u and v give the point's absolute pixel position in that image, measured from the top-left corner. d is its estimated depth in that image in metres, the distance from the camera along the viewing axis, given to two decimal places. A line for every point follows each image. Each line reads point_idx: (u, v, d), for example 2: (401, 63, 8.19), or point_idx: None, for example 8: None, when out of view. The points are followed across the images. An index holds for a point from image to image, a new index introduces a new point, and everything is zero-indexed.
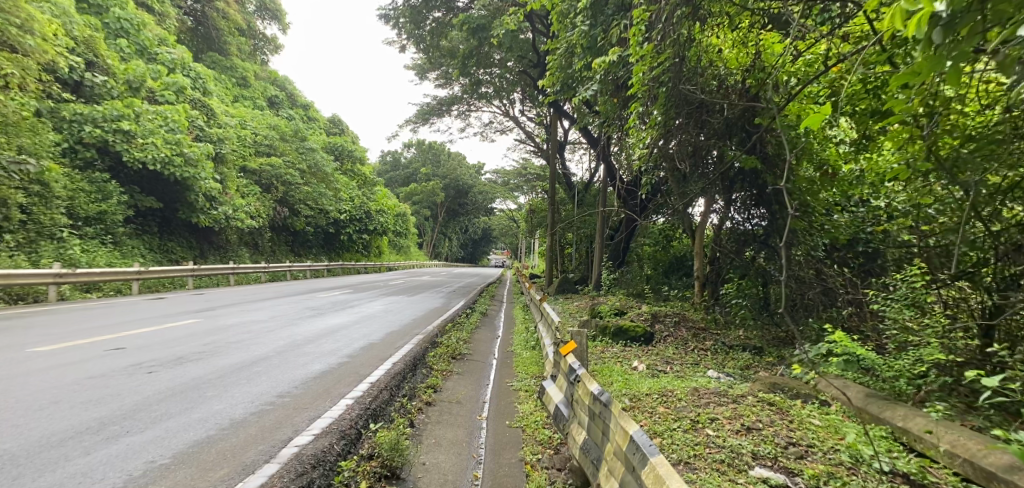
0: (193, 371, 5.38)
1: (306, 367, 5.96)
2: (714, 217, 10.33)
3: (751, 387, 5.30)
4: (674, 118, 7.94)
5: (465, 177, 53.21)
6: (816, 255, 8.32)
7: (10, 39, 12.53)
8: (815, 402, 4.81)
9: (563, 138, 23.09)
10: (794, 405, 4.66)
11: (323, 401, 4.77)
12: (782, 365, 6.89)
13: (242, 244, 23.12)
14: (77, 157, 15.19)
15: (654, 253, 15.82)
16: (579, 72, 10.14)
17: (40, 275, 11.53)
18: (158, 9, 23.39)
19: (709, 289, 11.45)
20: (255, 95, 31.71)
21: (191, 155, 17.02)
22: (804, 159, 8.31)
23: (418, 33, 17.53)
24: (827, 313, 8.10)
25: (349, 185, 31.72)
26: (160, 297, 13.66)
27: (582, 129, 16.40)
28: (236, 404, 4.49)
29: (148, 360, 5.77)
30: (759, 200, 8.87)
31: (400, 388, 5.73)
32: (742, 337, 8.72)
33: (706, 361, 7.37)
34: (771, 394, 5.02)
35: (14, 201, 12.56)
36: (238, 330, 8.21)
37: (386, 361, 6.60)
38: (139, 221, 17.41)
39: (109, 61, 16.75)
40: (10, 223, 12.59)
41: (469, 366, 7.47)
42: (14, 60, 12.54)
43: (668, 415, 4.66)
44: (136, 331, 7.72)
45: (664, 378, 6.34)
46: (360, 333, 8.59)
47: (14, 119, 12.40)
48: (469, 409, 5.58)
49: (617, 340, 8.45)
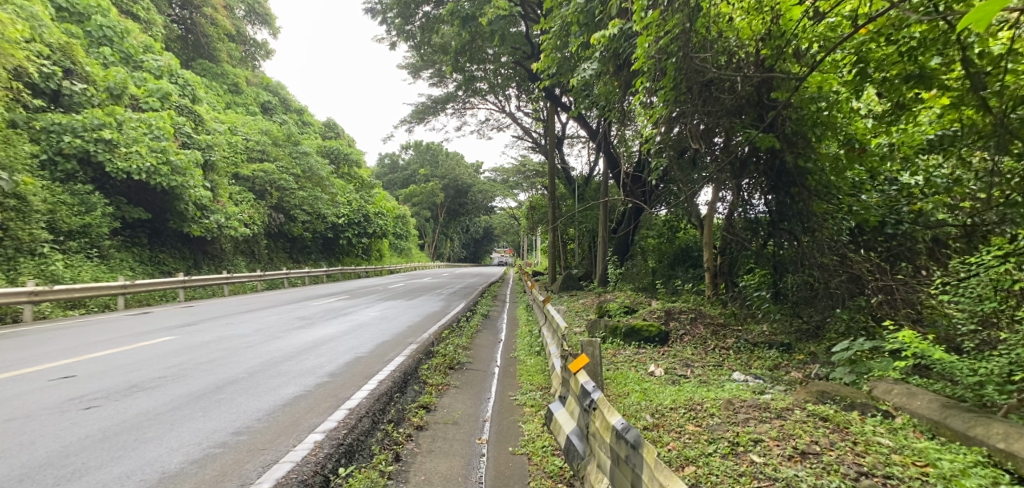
0: (137, 405, 4.80)
1: (276, 392, 5.31)
2: (723, 206, 9.51)
3: (792, 398, 4.47)
4: (682, 93, 7.20)
5: (464, 176, 52.41)
6: (842, 238, 7.60)
7: None
8: (875, 413, 4.00)
9: (562, 132, 22.31)
10: (852, 419, 3.87)
11: (286, 439, 4.13)
12: (816, 364, 6.14)
13: (238, 253, 22.39)
14: (56, 168, 14.50)
15: (660, 245, 15.10)
16: (578, 53, 9.38)
17: (15, 293, 10.76)
18: (143, 16, 22.64)
19: (722, 282, 10.60)
20: (248, 101, 30.93)
21: (177, 163, 16.22)
22: (827, 136, 7.49)
23: (409, 28, 16.72)
24: (854, 303, 7.36)
25: (346, 188, 30.92)
26: (146, 312, 12.97)
27: (579, 118, 15.67)
28: (173, 450, 3.85)
29: (91, 394, 5.17)
30: (773, 184, 8.07)
31: (386, 411, 5.02)
32: (767, 332, 7.94)
33: (730, 361, 6.63)
34: (817, 405, 4.22)
35: None
36: (215, 347, 7.61)
37: (372, 379, 5.90)
38: (128, 233, 16.71)
39: (88, 68, 15.94)
40: None
41: (469, 377, 6.77)
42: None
43: (701, 435, 3.91)
44: (99, 353, 7.16)
45: (687, 385, 5.62)
46: (349, 345, 7.90)
47: None
48: (467, 431, 4.86)
49: (630, 341, 7.71)
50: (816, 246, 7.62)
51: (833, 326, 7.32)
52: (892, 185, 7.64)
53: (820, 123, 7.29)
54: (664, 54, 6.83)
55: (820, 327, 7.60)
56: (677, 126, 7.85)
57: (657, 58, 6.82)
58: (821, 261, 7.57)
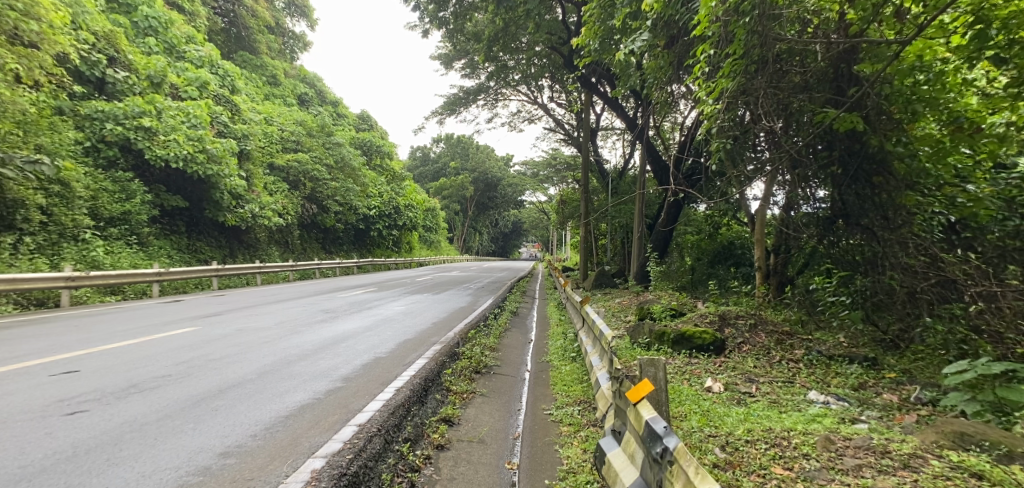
0: (128, 411, 4.19)
1: (282, 399, 4.65)
2: (776, 201, 8.56)
3: (918, 439, 3.60)
4: (753, 66, 6.26)
5: (495, 169, 51.62)
6: (932, 235, 6.62)
7: (14, 30, 11.12)
8: None
9: (596, 124, 21.32)
10: (1017, 478, 2.94)
11: (279, 465, 3.43)
12: (916, 386, 5.18)
13: (272, 243, 22.16)
14: (99, 156, 14.32)
15: (698, 241, 14.19)
16: (627, 27, 8.43)
17: (50, 279, 10.37)
18: (188, 8, 22.59)
19: (774, 282, 9.55)
20: (286, 93, 30.67)
21: (213, 151, 15.78)
22: (926, 115, 6.53)
23: (442, 14, 15.00)
24: (947, 310, 6.31)
25: (376, 180, 30.58)
26: (179, 300, 12.56)
27: (618, 107, 14.70)
28: (144, 479, 3.18)
29: (80, 395, 4.57)
30: (849, 175, 7.08)
31: (401, 427, 4.27)
32: (841, 344, 6.90)
33: (802, 378, 5.70)
34: (959, 452, 3.33)
35: (33, 203, 11.56)
36: (233, 341, 7.05)
37: (391, 386, 5.17)
38: (166, 220, 16.49)
39: (131, 56, 15.69)
40: (27, 226, 11.61)
41: (496, 384, 6.02)
42: (25, 52, 11.33)
43: (796, 483, 3.06)
44: (113, 344, 6.66)
45: (756, 406, 4.76)
46: (370, 343, 7.24)
47: (33, 118, 11.72)
48: (494, 453, 4.12)
49: (678, 349, 6.81)
50: (898, 243, 6.64)
51: (920, 336, 6.42)
52: (1010, 174, 6.51)
53: (916, 100, 6.47)
54: (731, 15, 5.89)
55: (903, 337, 6.62)
56: (740, 110, 6.90)
57: (725, 20, 5.85)
58: (904, 262, 6.59)
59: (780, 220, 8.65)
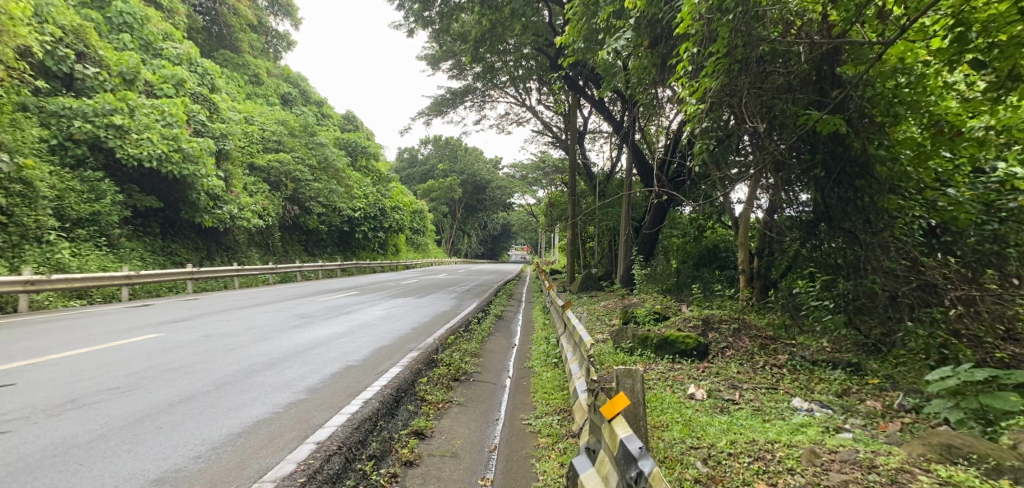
0: (62, 431, 3.92)
1: (237, 414, 4.39)
2: (760, 204, 8.47)
3: (905, 452, 3.45)
4: (735, 66, 6.12)
5: (483, 171, 51.31)
6: (913, 238, 6.54)
7: None
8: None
9: (583, 126, 21.21)
10: None
11: None
12: (900, 393, 5.07)
13: (251, 245, 21.68)
14: (66, 154, 13.83)
15: (682, 244, 14.11)
16: (611, 24, 8.27)
17: (9, 282, 9.95)
18: (166, 5, 22.08)
19: (758, 286, 9.47)
20: (268, 92, 30.13)
21: (189, 151, 15.38)
22: (908, 117, 6.43)
23: (427, 14, 14.75)
24: (928, 314, 6.25)
25: (361, 181, 30.18)
26: (148, 304, 12.13)
27: (605, 109, 14.57)
28: None
29: (12, 412, 4.27)
30: (831, 177, 7.00)
31: (366, 444, 4.04)
32: (824, 348, 6.82)
33: (786, 384, 5.57)
34: (947, 466, 3.19)
35: None
36: (196, 348, 6.76)
37: (358, 398, 4.93)
38: (139, 222, 16.00)
39: (102, 52, 15.21)
40: None
41: (474, 392, 5.80)
42: None
43: None
44: (65, 353, 6.34)
45: (738, 415, 4.61)
46: (343, 350, 6.98)
47: None
48: (466, 468, 3.90)
49: (662, 354, 6.65)
50: (881, 246, 6.59)
51: (900, 341, 6.39)
52: (991, 177, 6.43)
53: (898, 102, 6.37)
54: (716, 13, 5.70)
55: (885, 341, 6.54)
56: (723, 113, 6.80)
57: (708, 17, 5.67)
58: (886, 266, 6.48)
59: (763, 223, 8.57)
